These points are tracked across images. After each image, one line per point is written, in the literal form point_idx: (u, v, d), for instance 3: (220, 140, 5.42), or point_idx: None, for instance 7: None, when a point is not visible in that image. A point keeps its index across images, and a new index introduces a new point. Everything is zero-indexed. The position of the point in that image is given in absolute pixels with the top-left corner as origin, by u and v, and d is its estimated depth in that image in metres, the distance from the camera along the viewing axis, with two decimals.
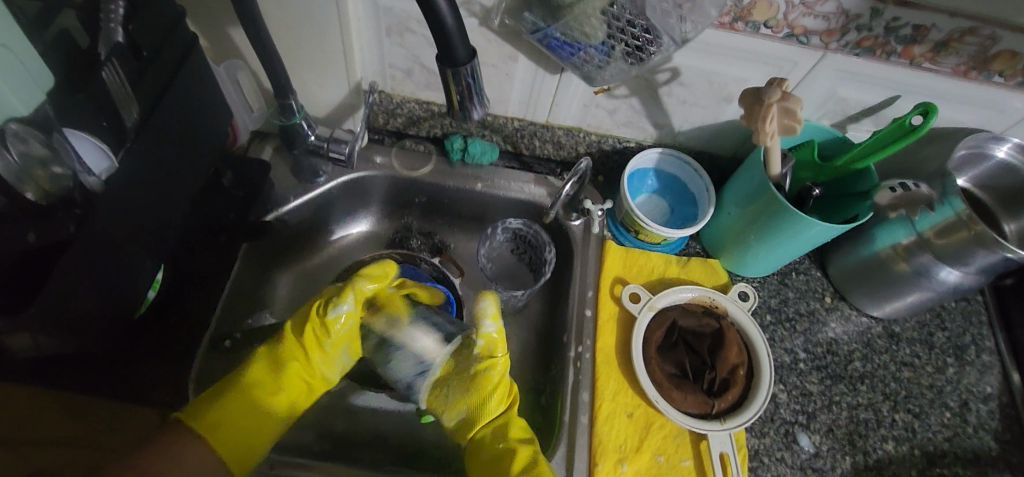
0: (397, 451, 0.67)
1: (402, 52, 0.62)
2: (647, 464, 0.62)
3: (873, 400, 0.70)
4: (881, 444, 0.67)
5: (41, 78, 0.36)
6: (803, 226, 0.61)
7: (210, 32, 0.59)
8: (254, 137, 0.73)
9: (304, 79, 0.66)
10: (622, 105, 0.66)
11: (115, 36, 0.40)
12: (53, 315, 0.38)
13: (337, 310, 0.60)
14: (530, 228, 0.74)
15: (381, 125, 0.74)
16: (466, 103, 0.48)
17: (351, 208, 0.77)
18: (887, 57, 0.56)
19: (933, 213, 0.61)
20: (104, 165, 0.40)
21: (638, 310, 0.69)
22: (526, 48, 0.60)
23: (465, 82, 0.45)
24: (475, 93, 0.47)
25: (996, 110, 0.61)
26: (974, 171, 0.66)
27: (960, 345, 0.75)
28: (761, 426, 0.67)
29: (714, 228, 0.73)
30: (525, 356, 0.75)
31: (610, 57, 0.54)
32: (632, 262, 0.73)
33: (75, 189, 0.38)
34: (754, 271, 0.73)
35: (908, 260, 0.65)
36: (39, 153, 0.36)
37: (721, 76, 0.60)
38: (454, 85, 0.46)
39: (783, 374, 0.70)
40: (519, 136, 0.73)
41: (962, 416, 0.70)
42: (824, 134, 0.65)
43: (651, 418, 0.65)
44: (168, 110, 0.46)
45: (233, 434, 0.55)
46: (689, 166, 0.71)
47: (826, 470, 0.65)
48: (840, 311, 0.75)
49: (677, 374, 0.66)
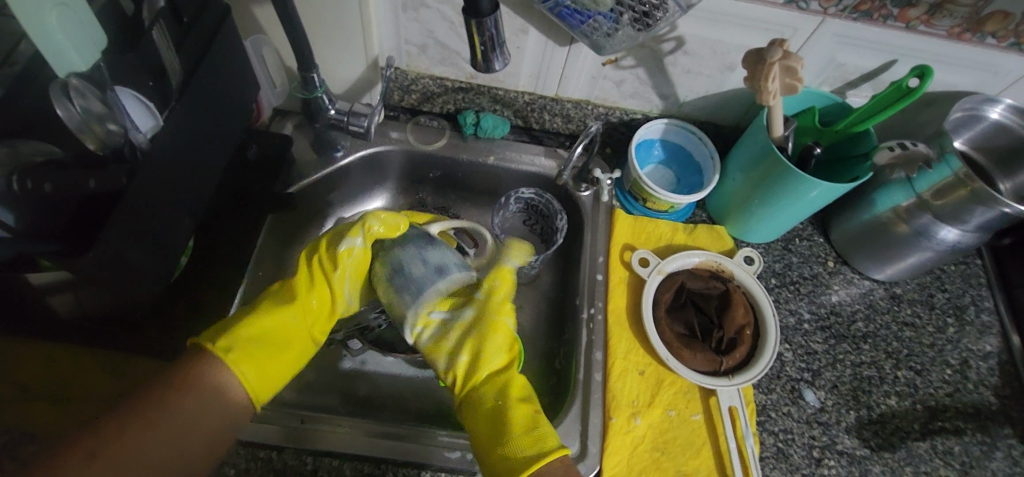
0: (417, 412, 0.70)
1: (417, 27, 0.65)
2: (659, 418, 0.65)
3: (876, 358, 0.72)
4: (885, 399, 0.70)
5: (99, 39, 0.41)
6: (805, 188, 0.63)
7: (235, 8, 0.62)
8: (276, 114, 0.76)
9: (324, 56, 0.69)
10: (628, 76, 0.69)
11: (158, 2, 0.43)
12: (110, 259, 0.41)
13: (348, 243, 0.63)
14: (542, 198, 0.76)
15: (396, 102, 0.77)
16: (489, 55, 0.50)
17: (367, 183, 0.80)
18: (884, 21, 0.58)
19: (930, 172, 0.63)
20: (150, 123, 0.43)
21: (648, 274, 0.72)
22: (537, 18, 0.62)
23: (488, 33, 0.48)
24: (497, 45, 0.50)
25: (990, 73, 0.63)
26: (971, 133, 0.68)
27: (960, 306, 0.77)
28: (768, 382, 0.69)
29: (719, 195, 0.75)
30: (539, 323, 0.78)
31: (619, 24, 0.57)
32: (641, 229, 0.75)
33: (125, 145, 0.42)
34: (758, 236, 0.75)
35: (909, 221, 0.67)
36: (97, 110, 0.41)
37: (725, 44, 0.63)
38: (478, 37, 0.48)
39: (789, 334, 0.73)
40: (530, 109, 0.76)
41: (962, 373, 0.72)
42: (824, 101, 0.68)
43: (662, 376, 0.67)
44: (205, 76, 0.48)
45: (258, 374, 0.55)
46: (694, 134, 0.74)
47: (831, 423, 0.68)
48: (843, 275, 0.78)
49: (686, 334, 0.69)
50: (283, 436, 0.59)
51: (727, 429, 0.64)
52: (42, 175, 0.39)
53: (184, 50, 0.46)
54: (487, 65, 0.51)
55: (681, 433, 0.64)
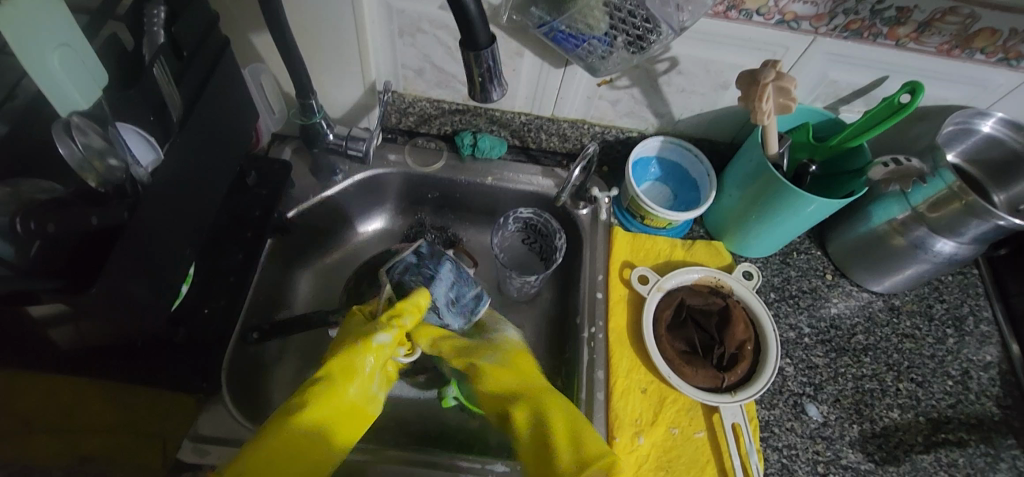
0: (419, 434, 0.70)
1: (414, 52, 0.66)
2: (663, 436, 0.65)
3: (877, 371, 0.73)
4: (888, 412, 0.70)
5: (98, 75, 0.40)
6: (802, 203, 0.64)
7: (233, 37, 0.62)
8: (274, 139, 0.76)
9: (321, 81, 0.69)
10: (624, 95, 0.70)
11: (158, 38, 0.44)
12: (112, 296, 0.41)
13: (376, 337, 0.53)
14: (540, 217, 0.76)
15: (393, 124, 0.77)
16: (486, 86, 0.50)
17: (366, 205, 0.80)
18: (874, 40, 0.59)
19: (925, 186, 0.64)
20: (150, 157, 0.45)
21: (647, 292, 0.72)
22: (533, 43, 0.63)
23: (486, 64, 0.48)
24: (495, 75, 0.50)
25: (980, 87, 0.64)
26: (963, 146, 0.69)
27: (959, 316, 0.77)
28: (770, 398, 0.69)
29: (716, 211, 0.76)
30: (540, 342, 0.78)
31: (613, 47, 0.57)
32: (639, 246, 0.76)
33: (127, 180, 0.42)
34: (757, 251, 0.76)
35: (905, 234, 0.68)
36: (98, 145, 0.40)
37: (718, 63, 0.64)
38: (476, 68, 0.49)
39: (789, 348, 0.73)
40: (527, 129, 0.76)
41: (964, 383, 0.72)
42: (818, 117, 0.69)
43: (664, 393, 0.67)
44: (204, 107, 0.49)
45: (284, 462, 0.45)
46: (689, 151, 0.74)
47: (834, 438, 0.68)
48: (841, 288, 0.78)
49: (687, 351, 0.69)
50: None
51: (732, 446, 0.64)
52: (42, 216, 0.39)
53: (184, 82, 0.47)
54: (484, 95, 0.51)
55: (686, 451, 0.64)
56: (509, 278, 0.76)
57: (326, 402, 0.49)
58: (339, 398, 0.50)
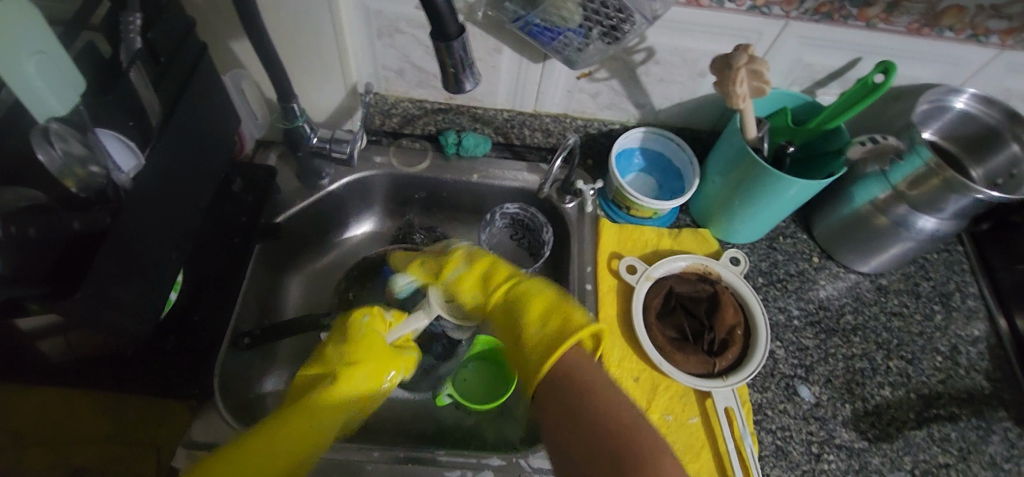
0: (416, 435, 0.70)
1: (393, 52, 0.66)
2: (656, 423, 0.65)
3: (867, 350, 0.73)
4: (879, 390, 0.70)
5: (73, 81, 0.40)
6: (784, 186, 0.65)
7: (213, 45, 0.63)
8: (258, 146, 0.77)
9: (303, 85, 0.70)
10: (603, 88, 0.71)
11: (135, 44, 0.44)
12: (96, 304, 0.41)
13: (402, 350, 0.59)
14: (527, 212, 0.77)
15: (377, 127, 0.78)
16: (460, 77, 0.51)
17: (353, 209, 0.80)
18: (845, 21, 0.60)
19: (902, 163, 0.64)
20: (132, 163, 0.44)
21: (636, 281, 0.72)
22: (510, 38, 0.64)
23: (458, 56, 0.49)
24: (468, 66, 0.51)
25: (952, 64, 0.65)
26: (939, 123, 0.70)
27: (946, 293, 0.78)
28: (762, 381, 0.70)
29: (701, 198, 0.76)
30: None
31: (589, 38, 0.58)
32: (627, 237, 0.76)
33: (108, 186, 0.42)
34: (742, 237, 0.76)
35: (887, 212, 0.69)
36: (78, 153, 0.41)
37: (694, 51, 0.65)
38: (449, 60, 0.49)
39: (779, 331, 0.74)
40: (510, 126, 0.77)
41: (953, 359, 0.73)
42: (796, 101, 0.69)
43: (656, 381, 0.68)
44: (185, 112, 0.50)
45: (284, 449, 0.48)
46: (672, 141, 0.75)
47: (827, 418, 0.68)
48: (828, 270, 0.79)
49: (678, 338, 0.69)
50: None
51: (725, 430, 0.64)
52: (26, 220, 0.39)
53: (163, 87, 0.47)
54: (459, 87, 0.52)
55: (680, 438, 0.65)
56: None
57: (325, 404, 0.52)
58: (335, 404, 0.53)
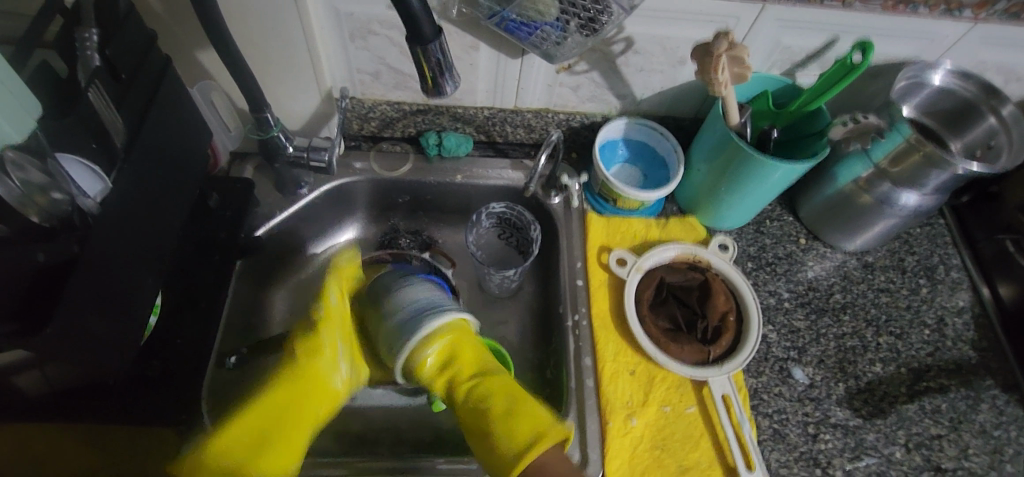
0: (414, 442, 0.70)
1: (367, 55, 0.65)
2: (655, 415, 0.65)
3: (857, 328, 0.74)
4: (871, 367, 0.71)
5: (28, 105, 0.36)
6: (768, 170, 0.64)
7: (180, 57, 0.61)
8: (234, 158, 0.74)
9: (276, 94, 0.67)
10: (584, 80, 0.70)
11: (93, 62, 0.42)
12: (69, 339, 0.39)
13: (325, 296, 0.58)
14: (514, 210, 0.76)
15: (356, 132, 0.76)
16: (439, 80, 0.50)
17: (336, 216, 0.78)
18: (822, 2, 0.60)
19: (884, 141, 0.65)
20: (98, 187, 0.42)
21: (627, 274, 0.72)
22: (487, 35, 0.62)
23: (435, 59, 0.47)
24: (446, 68, 0.49)
25: (928, 40, 0.65)
26: (917, 100, 0.70)
27: (930, 266, 0.79)
28: (756, 366, 0.70)
29: (687, 186, 0.76)
30: (526, 336, 0.78)
31: (567, 32, 0.57)
32: (615, 229, 0.76)
33: (74, 213, 0.40)
34: (729, 223, 0.76)
35: (870, 191, 0.69)
36: (38, 180, 0.38)
37: (673, 39, 0.64)
38: (425, 63, 0.48)
39: (770, 314, 0.74)
40: (491, 123, 0.76)
41: (940, 331, 0.74)
42: (776, 83, 0.69)
43: (652, 373, 0.67)
44: (151, 130, 0.48)
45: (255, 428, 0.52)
46: (655, 130, 0.75)
47: (822, 398, 0.69)
48: (816, 250, 0.79)
49: (671, 328, 0.69)
50: None
51: (723, 418, 0.64)
52: None
53: (124, 105, 0.45)
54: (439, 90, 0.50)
55: (678, 428, 0.65)
56: (489, 274, 0.76)
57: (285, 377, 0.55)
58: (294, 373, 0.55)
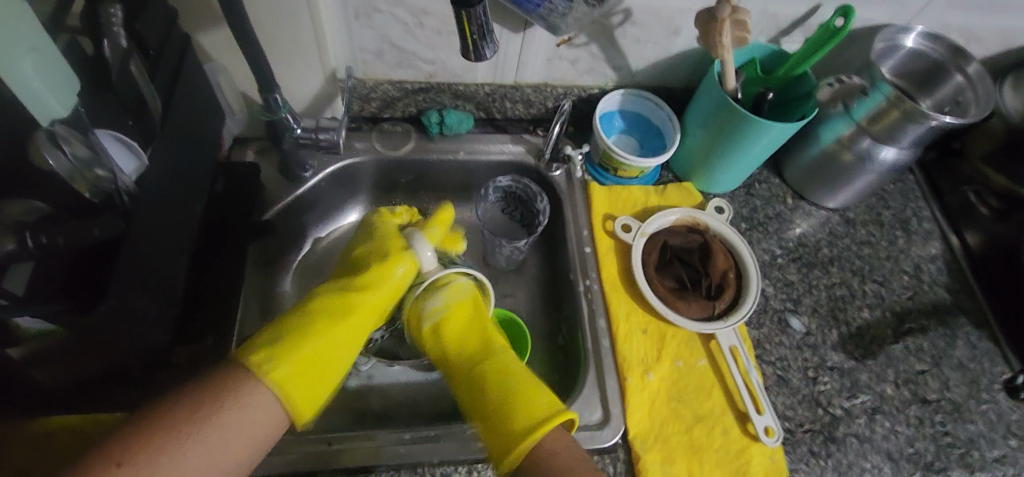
0: (435, 413, 0.71)
1: (372, 33, 0.65)
2: (668, 369, 0.68)
3: (844, 278, 0.79)
4: (859, 313, 0.77)
5: (69, 80, 0.40)
6: (760, 131, 0.68)
7: None
8: (235, 143, 0.73)
9: (278, 75, 0.67)
10: (583, 53, 0.72)
11: (120, 40, 0.43)
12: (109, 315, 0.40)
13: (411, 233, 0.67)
14: (520, 183, 0.77)
15: (357, 112, 0.76)
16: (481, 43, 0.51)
17: (339, 198, 0.78)
18: None
19: (866, 100, 0.69)
20: (133, 164, 0.45)
21: (632, 239, 0.75)
22: (492, 8, 0.64)
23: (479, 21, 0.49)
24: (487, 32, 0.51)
25: (900, 6, 0.70)
26: (893, 63, 0.75)
27: (904, 219, 0.85)
28: (757, 318, 0.74)
29: (682, 153, 0.79)
30: (534, 306, 0.80)
31: (573, 2, 0.59)
32: (616, 197, 0.78)
33: (115, 191, 0.42)
34: (722, 187, 0.80)
35: (852, 148, 0.74)
36: (82, 156, 0.40)
37: (668, 9, 0.67)
38: (468, 25, 0.50)
39: (766, 271, 0.78)
40: (491, 100, 0.77)
41: (918, 277, 0.80)
42: (764, 50, 0.73)
43: (663, 330, 0.71)
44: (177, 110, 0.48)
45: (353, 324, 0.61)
46: (649, 100, 0.77)
47: (818, 344, 0.74)
48: (802, 209, 0.84)
49: (677, 287, 0.73)
50: (306, 460, 0.58)
51: (732, 367, 0.68)
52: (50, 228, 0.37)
53: None
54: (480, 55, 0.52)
55: (691, 380, 0.68)
56: (499, 247, 0.77)
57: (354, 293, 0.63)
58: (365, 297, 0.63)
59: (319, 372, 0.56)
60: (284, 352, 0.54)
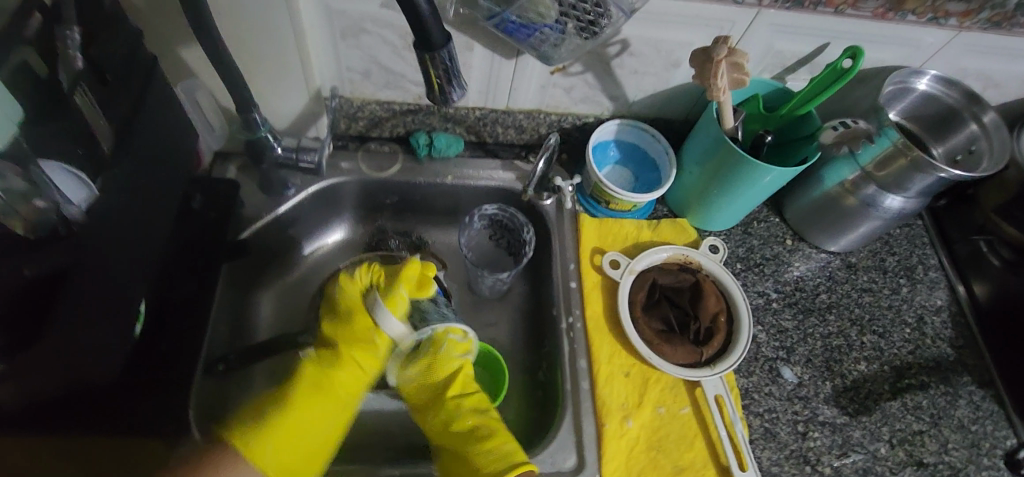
0: (406, 447, 0.69)
1: (358, 54, 0.63)
2: (649, 417, 0.65)
3: (842, 327, 0.76)
4: (856, 366, 0.73)
5: (13, 113, 0.40)
6: (758, 174, 0.65)
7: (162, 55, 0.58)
8: (217, 157, 0.71)
9: (261, 92, 0.65)
10: (577, 82, 0.69)
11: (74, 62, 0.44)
12: None
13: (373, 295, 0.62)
14: (506, 212, 0.76)
15: (343, 131, 0.74)
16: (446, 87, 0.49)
17: (321, 217, 0.76)
18: (814, 8, 0.61)
19: (873, 145, 0.66)
20: (81, 194, 0.46)
21: (620, 276, 0.72)
22: (482, 35, 0.62)
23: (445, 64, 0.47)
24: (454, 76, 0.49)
25: (913, 47, 0.67)
26: (903, 105, 0.72)
27: (910, 266, 0.82)
28: (746, 366, 0.71)
29: (678, 188, 0.76)
30: (516, 338, 0.77)
31: (564, 34, 0.57)
32: (606, 231, 0.76)
33: (60, 223, 0.44)
34: (718, 225, 0.77)
35: (856, 193, 0.70)
36: (20, 189, 0.41)
37: (667, 42, 0.64)
38: (434, 70, 0.48)
39: (759, 315, 0.75)
40: (482, 124, 0.75)
41: (920, 329, 0.77)
42: (768, 87, 0.70)
43: (647, 374, 0.68)
44: None
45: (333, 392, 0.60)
46: (646, 132, 0.75)
47: (810, 396, 0.70)
48: (801, 251, 0.81)
49: (664, 330, 0.70)
50: None
51: (716, 417, 0.65)
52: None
53: None
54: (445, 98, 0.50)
55: (672, 430, 0.65)
56: (481, 277, 0.75)
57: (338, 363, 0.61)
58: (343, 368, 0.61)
59: (303, 447, 0.57)
60: (264, 431, 0.55)
